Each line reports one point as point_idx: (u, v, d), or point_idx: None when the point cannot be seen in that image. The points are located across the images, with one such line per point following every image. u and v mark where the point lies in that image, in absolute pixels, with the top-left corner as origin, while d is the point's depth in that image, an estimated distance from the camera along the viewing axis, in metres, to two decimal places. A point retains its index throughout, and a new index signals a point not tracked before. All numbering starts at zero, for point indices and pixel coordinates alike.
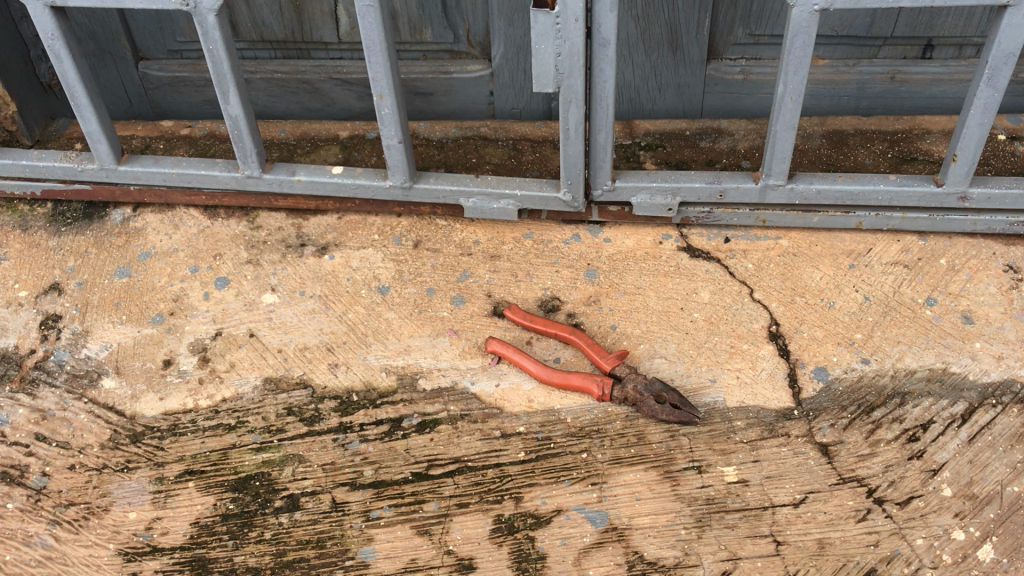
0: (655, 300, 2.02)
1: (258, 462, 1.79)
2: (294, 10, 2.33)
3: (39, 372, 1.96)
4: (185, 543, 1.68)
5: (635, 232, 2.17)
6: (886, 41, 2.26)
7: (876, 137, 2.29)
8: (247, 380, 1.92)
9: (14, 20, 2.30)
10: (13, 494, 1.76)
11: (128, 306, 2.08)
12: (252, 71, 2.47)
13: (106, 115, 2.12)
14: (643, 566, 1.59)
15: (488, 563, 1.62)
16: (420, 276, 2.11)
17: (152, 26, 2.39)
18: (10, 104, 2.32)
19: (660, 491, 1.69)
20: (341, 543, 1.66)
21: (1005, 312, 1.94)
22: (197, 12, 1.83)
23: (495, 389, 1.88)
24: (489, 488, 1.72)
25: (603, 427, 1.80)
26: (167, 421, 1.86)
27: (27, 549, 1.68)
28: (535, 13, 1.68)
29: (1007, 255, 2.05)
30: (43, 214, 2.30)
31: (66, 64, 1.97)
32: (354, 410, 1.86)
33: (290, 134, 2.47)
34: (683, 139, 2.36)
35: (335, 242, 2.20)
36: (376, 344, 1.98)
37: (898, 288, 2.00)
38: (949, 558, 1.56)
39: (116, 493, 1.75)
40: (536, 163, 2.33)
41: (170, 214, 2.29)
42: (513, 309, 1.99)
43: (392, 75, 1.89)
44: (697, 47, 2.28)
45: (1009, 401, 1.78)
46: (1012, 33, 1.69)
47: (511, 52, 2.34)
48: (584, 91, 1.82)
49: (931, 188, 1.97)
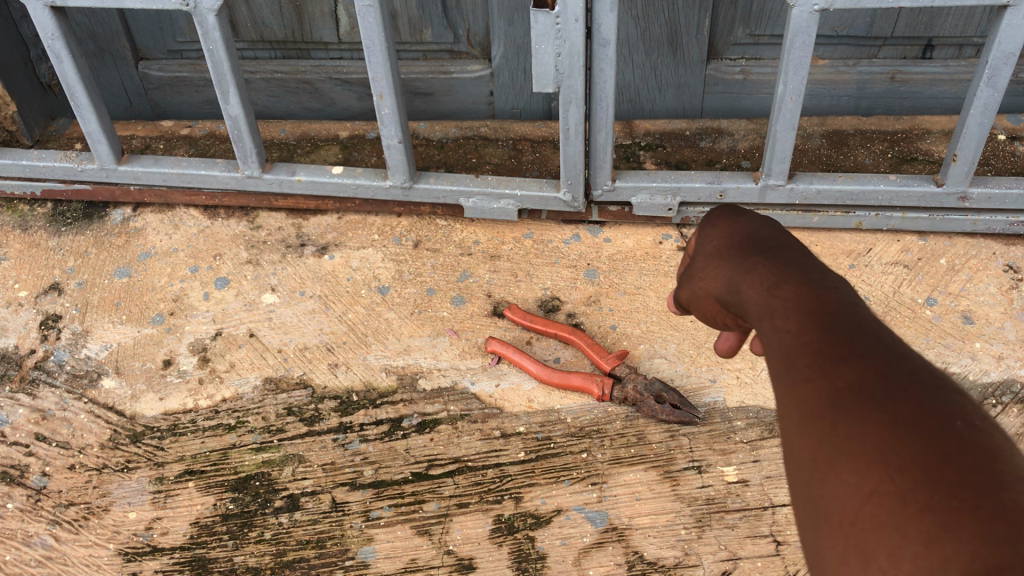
0: (655, 300, 2.02)
1: (258, 462, 1.79)
2: (294, 10, 2.33)
3: (39, 372, 1.96)
4: (185, 543, 1.68)
5: (635, 232, 2.17)
6: (886, 41, 2.26)
7: (876, 138, 2.29)
8: (247, 380, 1.92)
9: (14, 20, 2.30)
10: (13, 494, 1.76)
11: (128, 305, 2.08)
12: (252, 71, 2.47)
13: (106, 115, 2.12)
14: (643, 566, 1.60)
15: (488, 563, 1.61)
16: (420, 276, 2.11)
17: (152, 26, 2.39)
18: (10, 104, 2.32)
19: (660, 491, 1.69)
20: (341, 543, 1.66)
21: (1006, 312, 1.94)
22: (198, 12, 1.83)
23: (495, 389, 1.88)
24: (489, 487, 1.72)
25: (603, 427, 1.79)
26: (166, 421, 1.86)
27: (27, 549, 1.68)
28: (535, 13, 1.68)
29: (1007, 255, 2.05)
30: (43, 214, 2.30)
31: (66, 64, 1.97)
32: (354, 410, 1.86)
33: (290, 134, 2.47)
34: (683, 139, 2.36)
35: (335, 242, 2.20)
36: (376, 344, 1.98)
37: (899, 288, 2.00)
38: None
39: (116, 493, 1.75)
40: (536, 163, 2.33)
41: (170, 214, 2.29)
42: (513, 308, 1.99)
43: (391, 75, 1.89)
44: (697, 47, 2.28)
45: (1009, 401, 1.78)
46: (1013, 33, 1.69)
47: (511, 52, 2.34)
48: (584, 91, 1.82)
49: (930, 188, 1.97)
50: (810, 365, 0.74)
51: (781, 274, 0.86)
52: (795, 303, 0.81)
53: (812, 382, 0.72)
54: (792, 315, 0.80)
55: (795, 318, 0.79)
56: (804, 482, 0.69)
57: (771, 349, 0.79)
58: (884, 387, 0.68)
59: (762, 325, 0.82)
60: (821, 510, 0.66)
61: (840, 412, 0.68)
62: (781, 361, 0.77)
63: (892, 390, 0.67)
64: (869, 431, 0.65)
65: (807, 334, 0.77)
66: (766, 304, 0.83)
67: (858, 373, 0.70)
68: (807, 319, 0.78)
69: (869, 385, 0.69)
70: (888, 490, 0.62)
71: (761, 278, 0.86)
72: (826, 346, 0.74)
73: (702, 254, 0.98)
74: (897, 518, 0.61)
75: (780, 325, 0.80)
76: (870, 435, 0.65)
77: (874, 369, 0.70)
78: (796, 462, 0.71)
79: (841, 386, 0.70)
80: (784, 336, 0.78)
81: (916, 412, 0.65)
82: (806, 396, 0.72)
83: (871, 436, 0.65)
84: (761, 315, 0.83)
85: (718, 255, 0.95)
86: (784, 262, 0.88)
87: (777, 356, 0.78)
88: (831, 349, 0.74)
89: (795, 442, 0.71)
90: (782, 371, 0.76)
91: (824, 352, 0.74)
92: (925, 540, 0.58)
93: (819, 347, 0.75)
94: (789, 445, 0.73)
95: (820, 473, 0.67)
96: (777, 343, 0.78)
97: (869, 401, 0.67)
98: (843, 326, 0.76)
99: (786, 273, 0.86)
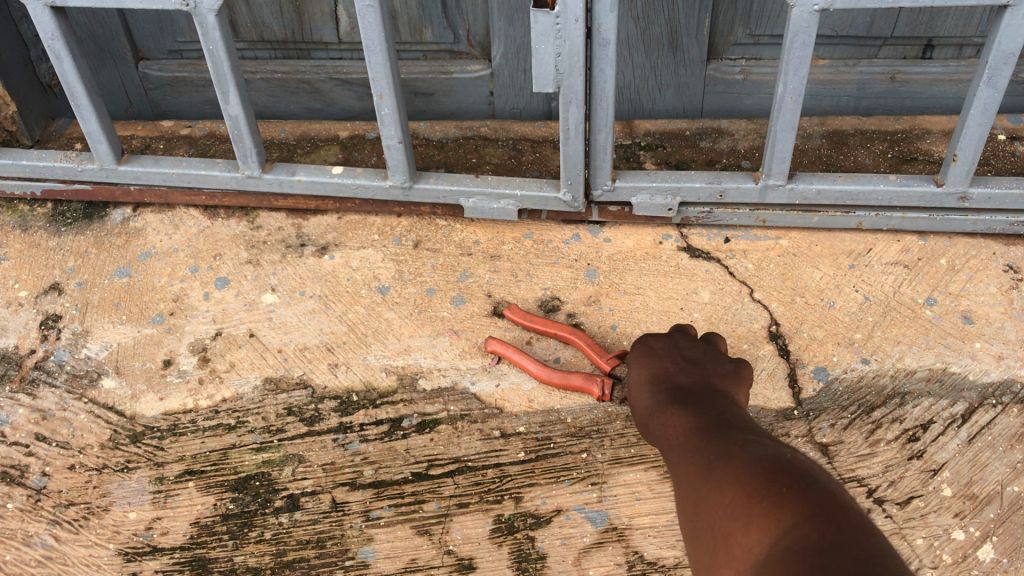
0: (655, 300, 2.02)
1: (258, 462, 1.79)
2: (294, 10, 2.33)
3: (39, 372, 1.96)
4: (185, 543, 1.68)
5: (635, 232, 2.17)
6: (886, 40, 2.26)
7: (876, 138, 2.29)
8: (247, 380, 1.92)
9: (14, 20, 2.30)
10: (13, 494, 1.76)
11: (128, 305, 2.08)
12: (252, 71, 2.47)
13: (106, 115, 2.12)
14: (643, 566, 1.60)
15: (488, 563, 1.62)
16: (420, 276, 2.11)
17: (152, 26, 2.39)
18: (10, 104, 2.32)
19: (660, 491, 1.69)
20: (341, 543, 1.66)
21: (1006, 312, 1.94)
22: (197, 12, 1.83)
23: (495, 389, 1.88)
24: (489, 488, 1.72)
25: (603, 427, 1.79)
26: (166, 421, 1.86)
27: (27, 549, 1.68)
28: (535, 13, 1.68)
29: (1006, 255, 2.05)
30: (43, 214, 2.30)
31: (66, 65, 1.97)
32: (354, 410, 1.86)
33: (290, 134, 2.47)
34: (683, 138, 2.36)
35: (335, 242, 2.20)
36: (376, 344, 1.98)
37: (899, 288, 2.00)
38: (948, 558, 1.57)
39: (116, 493, 1.75)
40: (536, 163, 2.33)
41: (170, 214, 2.30)
42: (513, 308, 1.99)
43: (391, 75, 1.89)
44: (697, 47, 2.27)
45: (1009, 401, 1.78)
46: (1013, 33, 1.69)
47: (511, 52, 2.34)
48: (585, 91, 1.82)
49: (931, 188, 1.97)
50: (691, 449, 1.13)
51: (681, 399, 1.29)
52: (685, 416, 1.23)
53: (692, 456, 1.11)
54: (684, 422, 1.21)
55: (686, 425, 1.20)
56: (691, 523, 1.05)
57: (671, 446, 1.19)
58: (736, 447, 1.07)
59: (664, 434, 1.24)
60: (703, 531, 1.01)
61: (707, 466, 1.07)
62: (676, 452, 1.17)
63: (738, 448, 1.07)
64: (726, 468, 1.03)
65: (691, 435, 1.17)
66: (670, 416, 1.25)
67: (720, 445, 1.10)
68: (694, 425, 1.19)
69: (725, 449, 1.08)
70: (741, 497, 0.97)
71: (667, 403, 1.29)
72: (702, 435, 1.15)
73: (634, 389, 1.43)
74: (749, 508, 0.95)
75: (677, 428, 1.21)
76: (727, 471, 1.02)
77: (729, 441, 1.10)
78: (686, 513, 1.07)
79: (708, 451, 1.10)
80: (680, 435, 1.19)
81: (753, 455, 1.04)
82: (688, 465, 1.10)
83: (725, 467, 1.03)
84: (665, 427, 1.25)
85: (645, 389, 1.39)
86: (683, 390, 1.33)
87: (673, 450, 1.18)
88: (706, 436, 1.15)
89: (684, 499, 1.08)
90: (676, 458, 1.16)
91: (702, 439, 1.14)
92: (765, 515, 0.93)
93: (700, 437, 1.15)
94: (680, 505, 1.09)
95: (699, 509, 1.03)
96: (676, 440, 1.19)
97: (725, 456, 1.06)
98: (715, 425, 1.17)
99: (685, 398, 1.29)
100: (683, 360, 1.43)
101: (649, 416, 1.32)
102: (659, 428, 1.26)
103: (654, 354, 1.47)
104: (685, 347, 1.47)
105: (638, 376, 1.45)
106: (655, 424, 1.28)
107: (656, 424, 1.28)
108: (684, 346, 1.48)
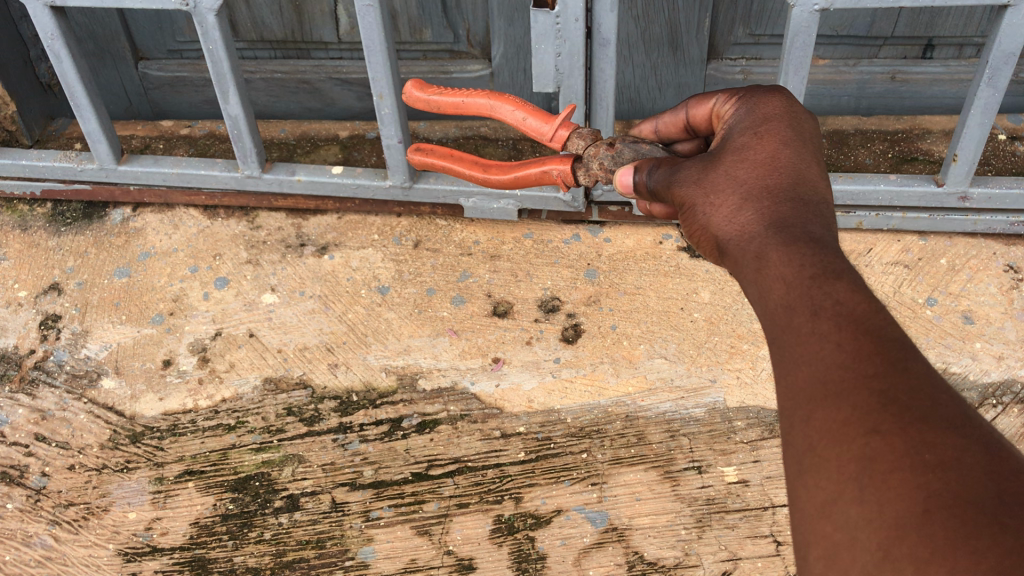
0: (655, 300, 2.02)
1: (258, 462, 1.79)
2: (294, 10, 2.33)
3: (39, 372, 1.96)
4: (185, 544, 1.68)
5: (635, 232, 2.17)
6: (886, 40, 2.26)
7: (876, 137, 2.29)
8: (247, 380, 1.92)
9: (14, 20, 2.30)
10: (13, 494, 1.76)
11: (128, 305, 2.07)
12: (252, 71, 2.46)
13: (106, 115, 2.12)
14: (643, 566, 1.60)
15: (488, 563, 1.61)
16: (420, 276, 2.11)
17: (152, 26, 2.38)
18: (10, 104, 2.32)
19: (660, 492, 1.69)
20: (341, 543, 1.66)
21: (1006, 312, 1.93)
22: (197, 12, 1.83)
23: (495, 389, 1.88)
24: (489, 488, 1.72)
25: (603, 427, 1.79)
26: (166, 421, 1.86)
27: (27, 549, 1.68)
28: (535, 13, 1.67)
29: (1007, 255, 2.05)
30: (43, 214, 2.30)
31: (66, 64, 1.97)
32: (354, 410, 1.86)
33: (290, 134, 2.47)
34: None
35: (335, 242, 2.20)
36: (376, 344, 1.97)
37: (899, 288, 2.00)
38: None
39: (116, 493, 1.75)
40: None
41: (170, 213, 2.29)
42: (414, 85, 1.61)
43: (391, 75, 1.89)
44: (697, 47, 2.27)
45: (1010, 401, 1.78)
46: (1013, 33, 1.68)
47: (511, 52, 2.33)
48: (584, 91, 1.83)
49: (931, 188, 1.97)
50: (849, 397, 0.75)
51: (816, 267, 0.87)
52: (838, 317, 0.81)
53: (851, 417, 0.74)
54: (837, 334, 0.80)
55: (839, 337, 0.79)
56: (808, 518, 0.74)
57: (796, 362, 0.81)
58: (952, 446, 0.68)
59: (784, 333, 0.84)
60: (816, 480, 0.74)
61: (882, 460, 0.70)
62: (816, 380, 0.78)
63: (953, 449, 0.68)
64: (921, 496, 0.67)
65: (866, 362, 0.76)
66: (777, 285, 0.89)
67: (912, 420, 0.71)
68: (857, 344, 0.78)
69: (924, 438, 0.69)
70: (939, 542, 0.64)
71: (789, 271, 0.89)
72: (874, 374, 0.75)
73: (706, 177, 1.09)
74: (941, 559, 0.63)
75: (819, 331, 0.81)
76: (924, 505, 0.66)
77: (934, 421, 0.70)
78: (804, 491, 0.75)
79: (892, 426, 0.71)
80: (828, 352, 0.79)
81: (988, 487, 0.65)
82: (839, 430, 0.74)
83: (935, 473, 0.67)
84: (783, 318, 0.85)
85: (739, 211, 1.02)
86: (817, 249, 0.91)
87: (807, 375, 0.79)
88: (886, 385, 0.74)
89: (809, 471, 0.75)
90: (811, 396, 0.77)
91: (876, 389, 0.74)
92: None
93: (868, 376, 0.75)
94: (795, 463, 0.77)
95: (833, 514, 0.71)
96: (815, 359, 0.79)
97: (927, 460, 0.68)
98: (904, 360, 0.76)
99: (823, 266, 0.88)
100: (803, 168, 1.05)
101: (743, 259, 0.97)
102: (769, 310, 0.88)
103: (767, 161, 1.06)
104: (803, 152, 1.08)
105: (724, 171, 1.08)
106: (761, 309, 0.90)
107: (762, 306, 0.90)
108: (803, 149, 1.08)
